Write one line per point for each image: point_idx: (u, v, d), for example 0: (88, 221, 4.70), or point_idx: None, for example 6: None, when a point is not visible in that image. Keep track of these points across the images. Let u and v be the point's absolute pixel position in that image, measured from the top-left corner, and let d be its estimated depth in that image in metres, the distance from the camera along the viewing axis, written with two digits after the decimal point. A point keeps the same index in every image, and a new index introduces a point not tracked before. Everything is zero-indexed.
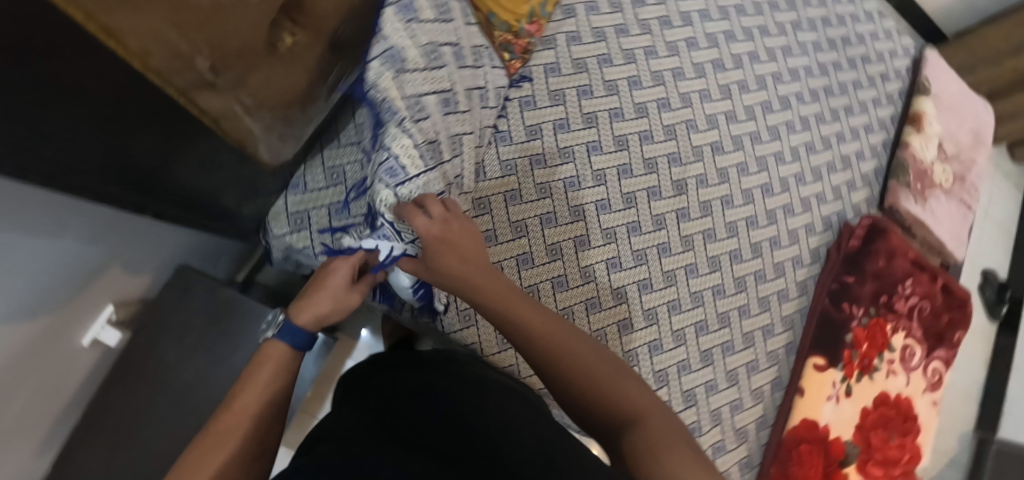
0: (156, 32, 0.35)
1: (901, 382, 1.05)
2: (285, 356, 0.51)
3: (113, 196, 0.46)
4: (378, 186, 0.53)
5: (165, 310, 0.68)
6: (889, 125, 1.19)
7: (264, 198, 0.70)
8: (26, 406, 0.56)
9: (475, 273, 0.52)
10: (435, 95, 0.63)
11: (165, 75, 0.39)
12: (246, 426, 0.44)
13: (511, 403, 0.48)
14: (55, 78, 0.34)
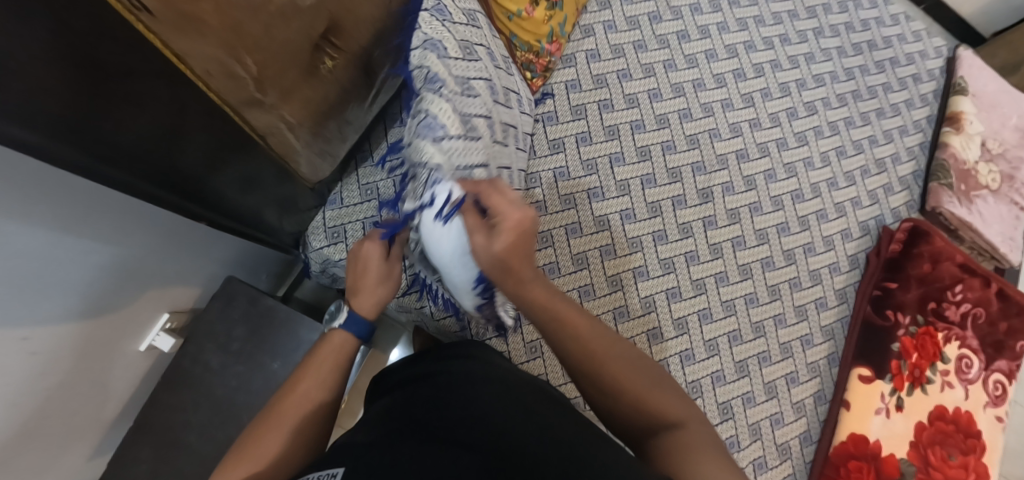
0: (207, 54, 0.40)
1: (959, 395, 0.96)
2: (346, 343, 0.57)
3: (162, 200, 0.51)
4: (417, 142, 0.50)
5: (211, 320, 0.72)
6: (925, 127, 1.16)
7: (302, 214, 0.75)
8: (85, 406, 0.62)
9: (523, 261, 0.47)
10: (482, 82, 0.61)
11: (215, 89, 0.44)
12: (303, 409, 0.50)
13: (545, 408, 0.47)
14: (121, 96, 0.39)
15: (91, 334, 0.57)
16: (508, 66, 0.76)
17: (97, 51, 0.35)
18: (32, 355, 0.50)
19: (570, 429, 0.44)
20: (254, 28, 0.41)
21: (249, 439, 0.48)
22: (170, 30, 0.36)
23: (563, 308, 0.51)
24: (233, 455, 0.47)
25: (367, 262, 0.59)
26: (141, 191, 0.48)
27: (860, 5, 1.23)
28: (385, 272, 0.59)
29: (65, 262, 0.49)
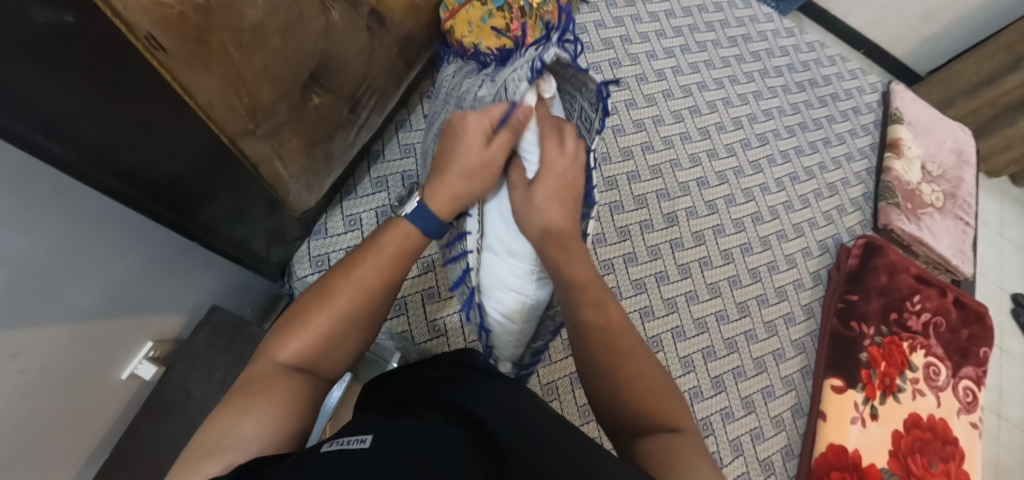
0: (207, 83, 0.47)
1: (931, 403, 0.99)
2: (411, 235, 0.56)
3: (181, 198, 0.57)
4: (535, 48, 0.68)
5: (197, 348, 0.76)
6: (869, 153, 1.26)
7: (288, 245, 0.81)
8: (64, 433, 0.63)
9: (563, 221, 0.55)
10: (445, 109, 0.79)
11: (216, 116, 0.51)
12: (353, 298, 0.51)
13: (535, 406, 0.48)
14: (130, 119, 0.45)
15: (82, 357, 0.60)
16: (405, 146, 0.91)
17: (122, 82, 0.42)
18: (22, 374, 0.53)
19: (564, 426, 0.45)
20: (254, 67, 0.50)
21: (297, 316, 0.50)
22: (179, 64, 0.44)
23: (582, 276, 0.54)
24: (274, 331, 0.50)
25: (463, 143, 0.56)
26: (151, 191, 0.53)
27: (802, 49, 1.36)
28: (477, 164, 0.56)
29: (67, 285, 0.54)
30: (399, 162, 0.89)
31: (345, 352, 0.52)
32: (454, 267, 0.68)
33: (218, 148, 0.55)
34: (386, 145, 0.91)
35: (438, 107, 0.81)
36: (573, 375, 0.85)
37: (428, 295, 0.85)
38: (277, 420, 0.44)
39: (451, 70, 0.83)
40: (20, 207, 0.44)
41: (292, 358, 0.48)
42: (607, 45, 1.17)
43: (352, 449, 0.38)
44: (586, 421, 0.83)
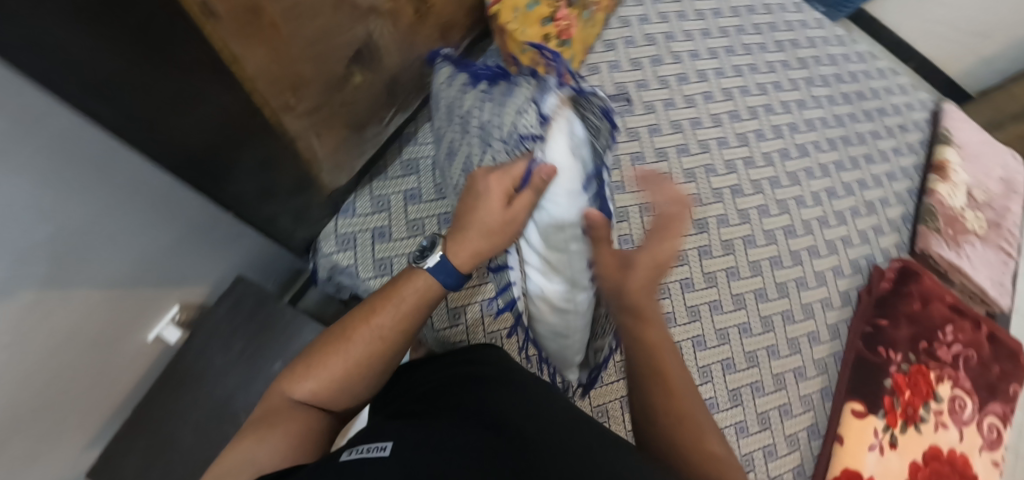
0: (256, 58, 0.49)
1: (953, 437, 0.96)
2: (426, 292, 0.52)
3: (228, 175, 0.58)
4: (523, 91, 0.62)
5: (218, 317, 0.76)
6: (913, 174, 1.21)
7: (315, 222, 0.81)
8: (88, 388, 0.65)
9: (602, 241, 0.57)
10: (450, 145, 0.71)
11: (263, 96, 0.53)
12: (369, 345, 0.50)
13: (553, 404, 0.47)
14: (173, 87, 0.44)
15: (108, 317, 0.62)
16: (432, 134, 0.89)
17: (168, 47, 0.41)
18: (51, 330, 0.55)
19: (581, 424, 0.43)
20: (301, 42, 0.52)
21: (319, 350, 0.51)
22: (235, 36, 0.45)
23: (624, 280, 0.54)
24: (295, 363, 0.52)
25: (485, 200, 0.51)
26: (200, 169, 0.54)
27: (852, 59, 1.31)
28: (495, 224, 0.51)
29: (98, 245, 0.54)
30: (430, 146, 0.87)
31: (359, 393, 0.52)
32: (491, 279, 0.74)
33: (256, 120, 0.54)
34: (419, 128, 0.89)
35: (439, 117, 0.73)
36: None
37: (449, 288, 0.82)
38: (289, 452, 0.47)
39: (445, 74, 0.72)
40: (53, 162, 0.44)
41: (307, 395, 0.50)
42: (650, 41, 1.13)
43: (370, 457, 0.38)
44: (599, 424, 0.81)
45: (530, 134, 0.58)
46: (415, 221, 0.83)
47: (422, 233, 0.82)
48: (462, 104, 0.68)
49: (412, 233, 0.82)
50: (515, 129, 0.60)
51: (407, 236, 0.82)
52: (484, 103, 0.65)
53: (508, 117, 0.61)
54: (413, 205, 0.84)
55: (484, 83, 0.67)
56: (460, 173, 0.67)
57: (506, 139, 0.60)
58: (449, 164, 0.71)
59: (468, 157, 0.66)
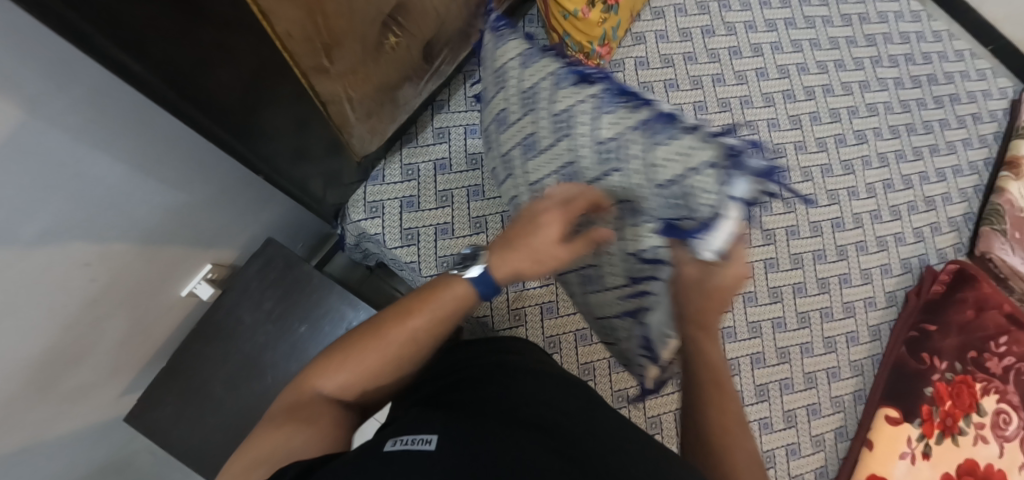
0: (288, 13, 0.46)
1: (992, 452, 0.91)
2: (468, 299, 0.51)
3: (260, 136, 0.56)
4: (703, 147, 0.44)
5: (249, 278, 0.77)
6: (981, 169, 1.11)
7: (346, 188, 0.80)
8: (121, 338, 0.66)
9: (677, 247, 0.47)
10: (518, 144, 0.62)
11: (293, 52, 0.51)
12: (403, 345, 0.50)
13: (595, 405, 0.46)
14: (209, 43, 0.42)
15: (142, 272, 0.62)
16: (466, 102, 0.86)
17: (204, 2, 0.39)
18: (92, 281, 0.56)
19: (625, 431, 0.42)
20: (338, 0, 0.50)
21: (349, 344, 0.50)
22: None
23: (692, 285, 0.48)
24: (324, 356, 0.51)
25: (542, 231, 0.46)
26: (235, 131, 0.53)
27: (926, 39, 1.19)
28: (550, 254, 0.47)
29: (134, 201, 0.54)
30: (465, 114, 0.85)
31: (386, 385, 0.52)
32: (588, 284, 0.64)
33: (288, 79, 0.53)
34: (453, 95, 0.86)
35: (510, 95, 0.60)
36: (613, 359, 0.82)
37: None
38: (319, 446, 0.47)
39: (513, 50, 0.58)
40: (83, 119, 0.43)
41: (337, 389, 0.49)
42: (702, 10, 1.05)
43: (416, 451, 0.35)
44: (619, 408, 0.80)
45: (694, 198, 0.44)
46: (445, 192, 0.81)
47: (451, 204, 0.81)
48: (580, 119, 0.53)
49: (441, 203, 0.81)
50: (670, 182, 0.46)
51: (435, 207, 0.81)
52: (609, 125, 0.51)
53: (665, 164, 0.46)
54: (443, 175, 0.82)
55: (617, 96, 0.51)
56: (553, 175, 0.58)
57: (654, 189, 0.48)
58: (525, 159, 0.62)
59: (572, 162, 0.55)
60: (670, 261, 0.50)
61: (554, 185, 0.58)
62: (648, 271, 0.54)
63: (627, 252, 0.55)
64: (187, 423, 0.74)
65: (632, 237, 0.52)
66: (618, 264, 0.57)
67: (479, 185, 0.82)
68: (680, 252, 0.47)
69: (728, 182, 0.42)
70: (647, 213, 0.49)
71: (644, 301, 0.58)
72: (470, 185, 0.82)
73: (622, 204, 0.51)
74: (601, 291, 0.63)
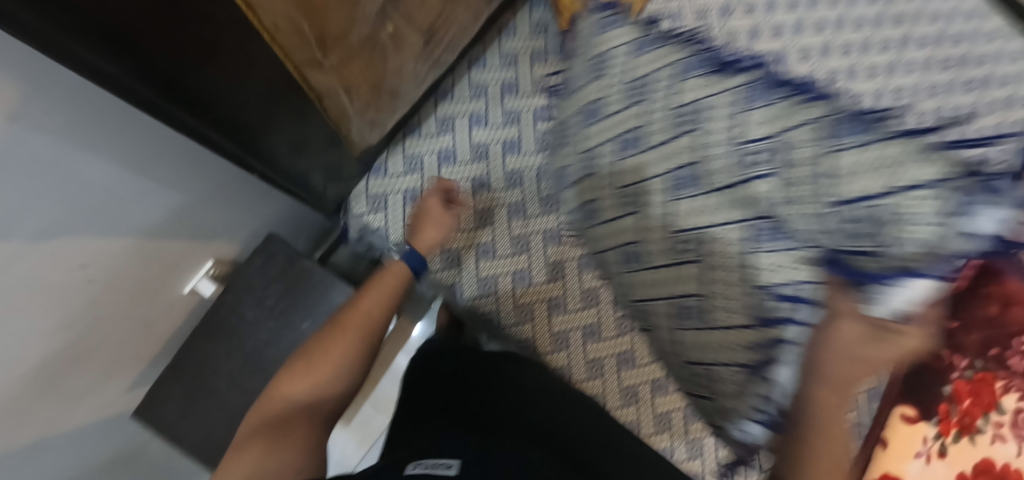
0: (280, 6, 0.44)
1: (1012, 450, 0.87)
2: (402, 273, 0.67)
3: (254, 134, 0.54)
4: (902, 196, 0.45)
5: (250, 273, 0.76)
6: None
7: (348, 181, 0.79)
8: (124, 338, 0.65)
9: (839, 292, 0.46)
10: (609, 143, 0.62)
11: (286, 45, 0.48)
12: (361, 326, 0.61)
13: (549, 412, 0.58)
14: (196, 43, 0.39)
15: (141, 271, 0.61)
16: (471, 92, 0.85)
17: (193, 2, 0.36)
18: (89, 282, 0.54)
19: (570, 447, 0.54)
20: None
21: (306, 351, 0.60)
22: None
23: (845, 344, 0.43)
24: (288, 371, 0.58)
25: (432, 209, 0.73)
26: (227, 129, 0.50)
27: None
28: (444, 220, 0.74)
29: (127, 201, 0.53)
30: (471, 102, 0.84)
31: (348, 389, 0.60)
32: (683, 319, 0.59)
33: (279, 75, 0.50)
34: (457, 84, 0.86)
35: (612, 83, 0.62)
36: (621, 355, 0.80)
37: (626, 271, 0.64)
38: (297, 457, 0.54)
39: (621, 36, 0.62)
40: (65, 123, 0.41)
41: (302, 397, 0.57)
42: None
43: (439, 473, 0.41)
44: (626, 405, 0.79)
45: (892, 225, 0.45)
46: None
47: (454, 197, 0.80)
48: (708, 114, 0.55)
49: None
50: (864, 201, 0.47)
51: None
52: (761, 123, 0.53)
53: (849, 179, 0.48)
54: (448, 167, 0.81)
55: (773, 89, 0.54)
56: (656, 180, 0.58)
57: (823, 214, 0.49)
58: (618, 155, 0.61)
59: (693, 163, 0.55)
60: (821, 301, 0.47)
61: (660, 188, 0.57)
62: (784, 310, 0.50)
63: (751, 285, 0.52)
64: (189, 419, 0.73)
65: (771, 267, 0.51)
66: (742, 298, 0.53)
67: (485, 176, 0.82)
68: (845, 300, 0.45)
69: (971, 213, 0.41)
70: (801, 247, 0.50)
71: (772, 353, 0.51)
72: (478, 176, 0.82)
73: (763, 220, 0.52)
74: (702, 330, 0.57)
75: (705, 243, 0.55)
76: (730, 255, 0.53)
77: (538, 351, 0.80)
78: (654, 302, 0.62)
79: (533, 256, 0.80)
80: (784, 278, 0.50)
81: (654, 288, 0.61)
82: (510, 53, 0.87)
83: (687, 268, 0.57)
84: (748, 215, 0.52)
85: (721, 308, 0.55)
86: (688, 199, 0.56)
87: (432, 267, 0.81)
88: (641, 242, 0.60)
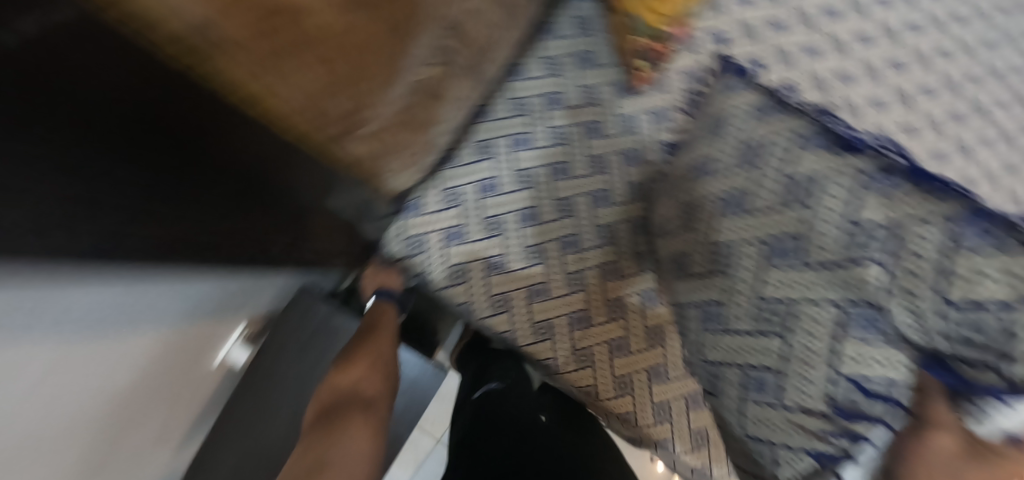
0: (303, 85, 0.34)
1: None
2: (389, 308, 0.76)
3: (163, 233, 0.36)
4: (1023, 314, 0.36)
5: (287, 325, 0.75)
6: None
7: (384, 221, 0.72)
8: (161, 420, 0.65)
9: (937, 398, 0.41)
10: (719, 201, 0.53)
11: (316, 132, 0.38)
12: (383, 347, 0.69)
13: None
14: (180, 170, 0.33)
15: (170, 358, 0.60)
16: (512, 107, 0.75)
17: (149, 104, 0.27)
18: (113, 395, 0.53)
19: None
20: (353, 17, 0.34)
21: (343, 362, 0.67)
22: (203, 4, 0.24)
23: (940, 459, 0.40)
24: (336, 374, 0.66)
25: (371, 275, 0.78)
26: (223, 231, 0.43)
27: None
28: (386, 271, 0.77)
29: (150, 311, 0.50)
30: (512, 120, 0.75)
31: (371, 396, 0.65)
32: (757, 393, 0.51)
33: (300, 165, 0.42)
34: (495, 99, 0.75)
35: (722, 146, 0.54)
36: (691, 397, 0.73)
37: (710, 331, 0.55)
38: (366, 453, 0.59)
39: (746, 99, 0.56)
40: (22, 276, 0.30)
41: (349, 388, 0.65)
42: None
43: None
44: (698, 448, 0.73)
45: (1013, 339, 0.36)
46: (493, 220, 0.73)
47: (502, 233, 0.73)
48: (831, 188, 0.46)
49: (490, 232, 0.73)
50: (993, 304, 0.37)
51: (484, 237, 0.73)
52: (876, 204, 0.44)
53: (979, 279, 0.38)
54: (491, 198, 0.73)
55: (893, 178, 0.45)
56: (750, 244, 0.50)
57: (932, 312, 0.40)
58: (721, 215, 0.52)
59: (800, 236, 0.47)
60: (908, 407, 0.42)
61: (752, 252, 0.50)
62: (873, 410, 0.43)
63: (829, 367, 0.45)
64: None
65: (850, 358, 0.44)
66: (812, 384, 0.46)
67: (534, 208, 0.73)
68: (942, 410, 0.40)
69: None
70: (889, 320, 0.42)
71: (845, 450, 0.45)
72: (525, 208, 0.73)
73: (860, 305, 0.43)
74: (766, 406, 0.51)
75: (798, 318, 0.47)
76: (814, 332, 0.46)
77: (598, 397, 0.74)
78: (728, 369, 0.54)
79: (590, 295, 0.73)
80: (877, 373, 0.43)
81: (733, 355, 0.52)
82: (553, 58, 0.76)
83: (770, 341, 0.49)
84: (843, 298, 0.44)
85: (794, 390, 0.48)
86: (781, 269, 0.48)
87: (479, 311, 0.73)
88: (724, 305, 0.52)
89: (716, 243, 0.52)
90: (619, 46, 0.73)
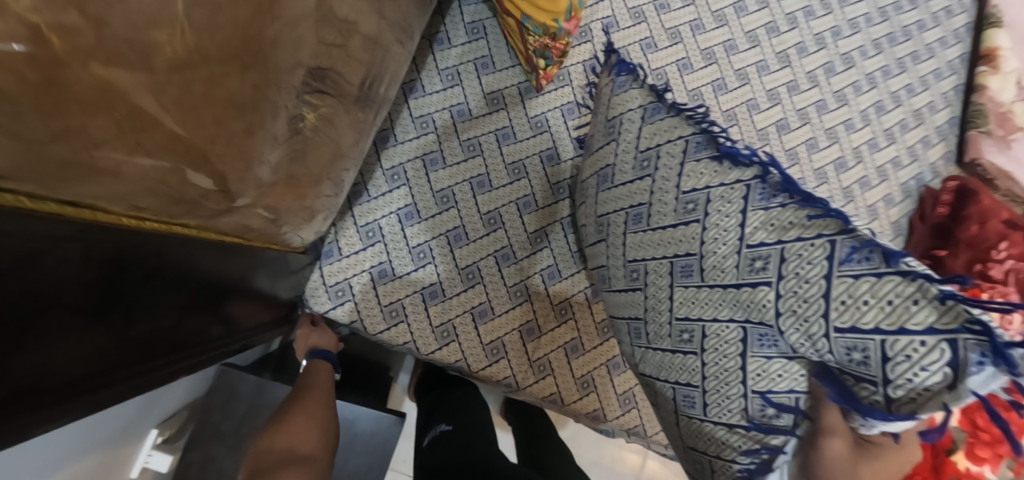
0: (140, 179, 0.28)
1: None
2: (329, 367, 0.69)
3: (54, 368, 0.30)
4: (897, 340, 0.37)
5: (215, 415, 0.67)
6: (964, 36, 0.96)
7: (300, 275, 0.65)
8: None
9: (830, 405, 0.42)
10: (625, 212, 0.55)
11: (162, 214, 0.32)
12: (324, 406, 0.61)
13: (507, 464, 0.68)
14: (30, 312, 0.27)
15: None
16: (418, 128, 0.71)
17: None
18: None
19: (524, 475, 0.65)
20: (192, 93, 0.26)
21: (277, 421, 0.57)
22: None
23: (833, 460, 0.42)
24: (273, 433, 0.55)
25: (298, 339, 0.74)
26: (118, 351, 0.36)
27: None
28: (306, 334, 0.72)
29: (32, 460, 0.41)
30: (418, 142, 0.71)
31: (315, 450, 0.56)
32: (686, 408, 0.52)
33: (163, 253, 0.36)
34: (397, 119, 0.70)
35: (622, 150, 0.56)
36: None
37: (638, 346, 0.58)
38: None
39: (638, 100, 0.56)
40: None
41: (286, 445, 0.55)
42: None
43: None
44: None
45: (889, 364, 0.38)
46: (419, 248, 0.70)
47: (433, 260, 0.70)
48: (719, 205, 0.46)
49: (420, 262, 0.69)
50: (876, 332, 0.38)
51: (413, 269, 0.69)
52: (760, 226, 0.43)
53: (860, 306, 0.38)
54: (412, 227, 0.70)
55: (773, 191, 0.43)
56: (662, 262, 0.51)
57: (822, 336, 0.41)
58: (630, 228, 0.55)
59: (689, 257, 0.48)
60: (806, 412, 0.44)
61: (662, 271, 0.51)
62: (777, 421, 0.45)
63: (739, 383, 0.46)
64: None
65: (755, 374, 0.45)
66: (729, 400, 0.48)
67: (458, 227, 0.71)
68: (832, 415, 0.42)
69: (970, 369, 0.34)
70: (785, 338, 0.43)
71: (766, 463, 0.47)
72: (448, 232, 0.70)
73: (761, 326, 0.44)
74: (699, 422, 0.51)
75: (709, 337, 0.48)
76: (725, 352, 0.47)
77: (564, 404, 0.73)
78: (661, 384, 0.55)
79: (536, 304, 0.72)
80: (779, 386, 0.45)
81: (661, 371, 0.55)
82: (450, 69, 0.73)
83: (689, 359, 0.50)
84: (748, 319, 0.45)
85: (716, 405, 0.49)
86: (692, 289, 0.49)
87: (425, 347, 0.69)
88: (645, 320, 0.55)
89: (629, 262, 0.55)
90: (517, 48, 0.70)
